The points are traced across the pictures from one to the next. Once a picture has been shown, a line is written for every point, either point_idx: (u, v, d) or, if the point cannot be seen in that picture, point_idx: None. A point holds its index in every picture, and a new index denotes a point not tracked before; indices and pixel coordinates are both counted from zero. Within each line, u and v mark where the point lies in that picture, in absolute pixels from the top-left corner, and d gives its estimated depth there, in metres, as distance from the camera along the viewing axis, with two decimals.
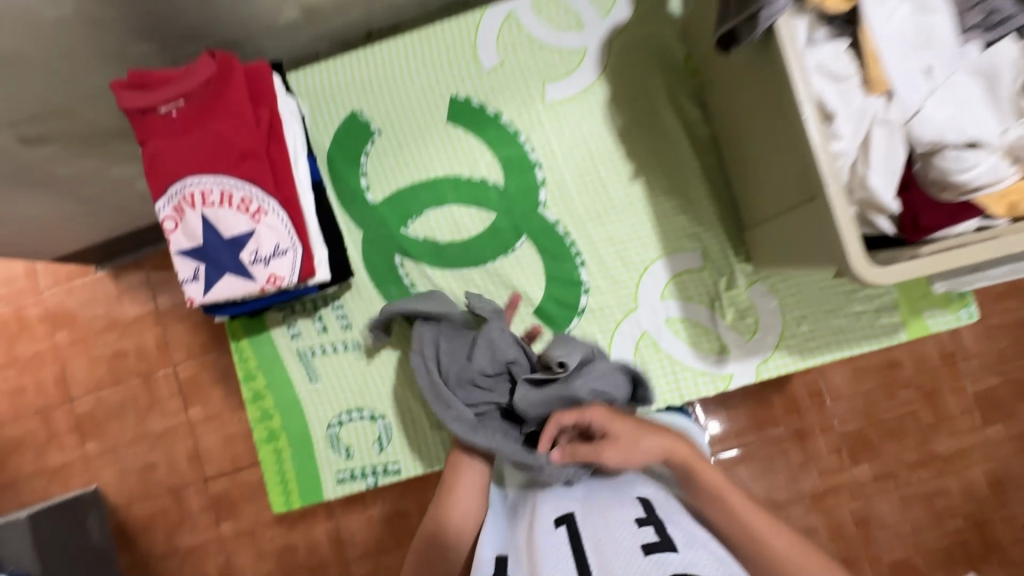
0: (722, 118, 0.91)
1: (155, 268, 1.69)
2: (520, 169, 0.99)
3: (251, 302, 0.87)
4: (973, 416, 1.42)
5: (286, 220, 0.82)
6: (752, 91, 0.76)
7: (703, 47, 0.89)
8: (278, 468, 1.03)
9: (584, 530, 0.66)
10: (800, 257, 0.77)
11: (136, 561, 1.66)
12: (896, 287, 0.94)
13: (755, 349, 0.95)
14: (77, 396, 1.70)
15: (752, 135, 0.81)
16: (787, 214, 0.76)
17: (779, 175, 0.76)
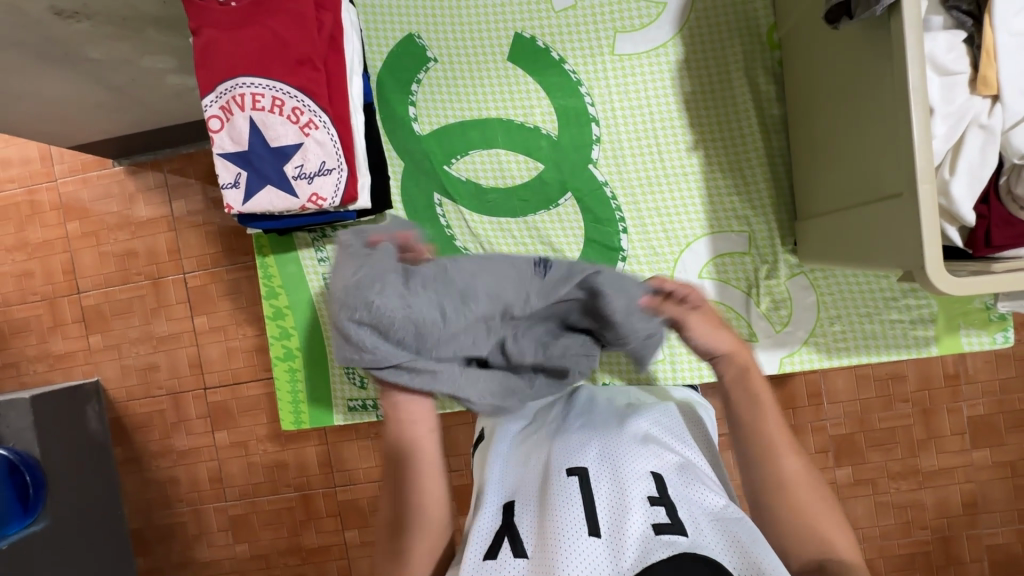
0: (797, 99, 0.86)
1: (173, 171, 1.65)
2: (575, 123, 0.95)
3: (286, 219, 0.85)
4: (963, 438, 1.43)
5: (336, 140, 0.79)
6: (842, 74, 0.72)
7: (793, 19, 0.84)
8: (291, 387, 1.04)
9: (599, 492, 0.62)
10: (852, 255, 0.75)
11: (130, 455, 1.71)
12: (936, 300, 0.92)
13: (784, 341, 0.95)
14: (85, 288, 1.70)
15: (830, 121, 0.77)
16: (850, 210, 0.74)
17: (851, 168, 0.73)
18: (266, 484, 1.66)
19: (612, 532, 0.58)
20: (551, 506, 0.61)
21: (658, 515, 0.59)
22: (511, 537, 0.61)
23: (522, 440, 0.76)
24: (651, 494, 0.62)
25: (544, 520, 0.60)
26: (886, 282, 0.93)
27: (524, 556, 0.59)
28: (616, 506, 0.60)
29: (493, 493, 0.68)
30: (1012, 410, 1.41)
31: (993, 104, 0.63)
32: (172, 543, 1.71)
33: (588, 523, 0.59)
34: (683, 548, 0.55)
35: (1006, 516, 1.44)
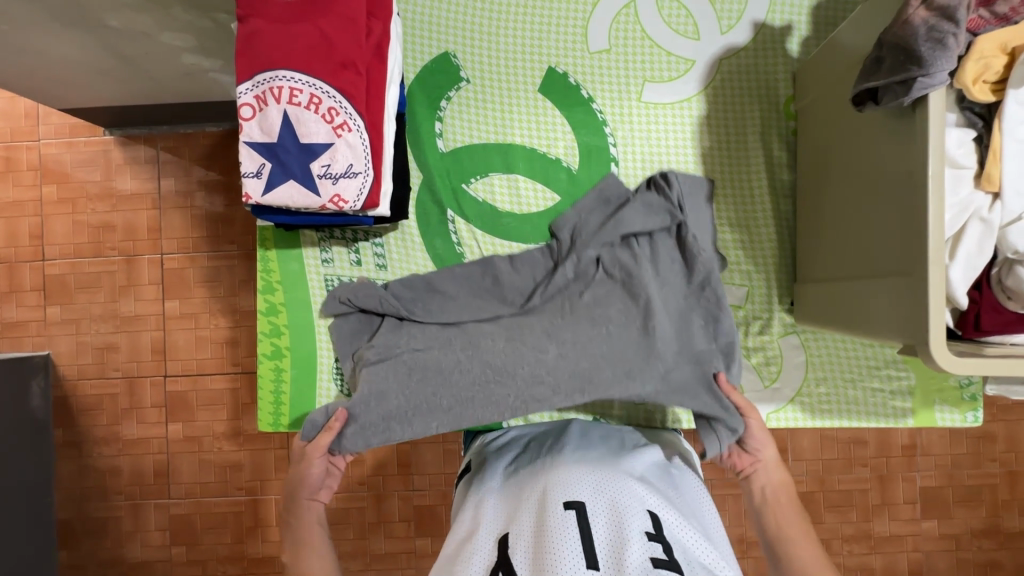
0: (808, 168, 0.91)
1: (167, 149, 1.60)
2: (596, 159, 0.98)
3: (302, 217, 0.83)
4: (915, 507, 1.49)
5: (366, 145, 0.79)
6: (857, 153, 0.77)
7: (811, 93, 0.90)
8: (273, 386, 1.00)
9: (597, 525, 0.61)
10: (849, 324, 0.79)
11: (71, 438, 1.60)
12: (915, 371, 0.97)
13: (770, 397, 0.97)
14: (51, 256, 1.61)
15: (838, 196, 0.82)
16: (849, 282, 0.78)
17: (856, 242, 0.78)
18: (216, 484, 1.57)
19: (609, 568, 0.57)
20: (548, 539, 0.59)
21: (655, 550, 0.59)
22: (505, 568, 0.59)
23: (518, 471, 0.76)
24: (648, 529, 0.62)
25: (541, 550, 0.59)
26: (872, 350, 0.97)
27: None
28: (614, 539, 0.60)
29: (486, 529, 0.66)
30: (960, 485, 1.48)
31: (993, 200, 0.68)
32: (102, 539, 1.60)
33: (585, 555, 0.57)
34: None
35: None
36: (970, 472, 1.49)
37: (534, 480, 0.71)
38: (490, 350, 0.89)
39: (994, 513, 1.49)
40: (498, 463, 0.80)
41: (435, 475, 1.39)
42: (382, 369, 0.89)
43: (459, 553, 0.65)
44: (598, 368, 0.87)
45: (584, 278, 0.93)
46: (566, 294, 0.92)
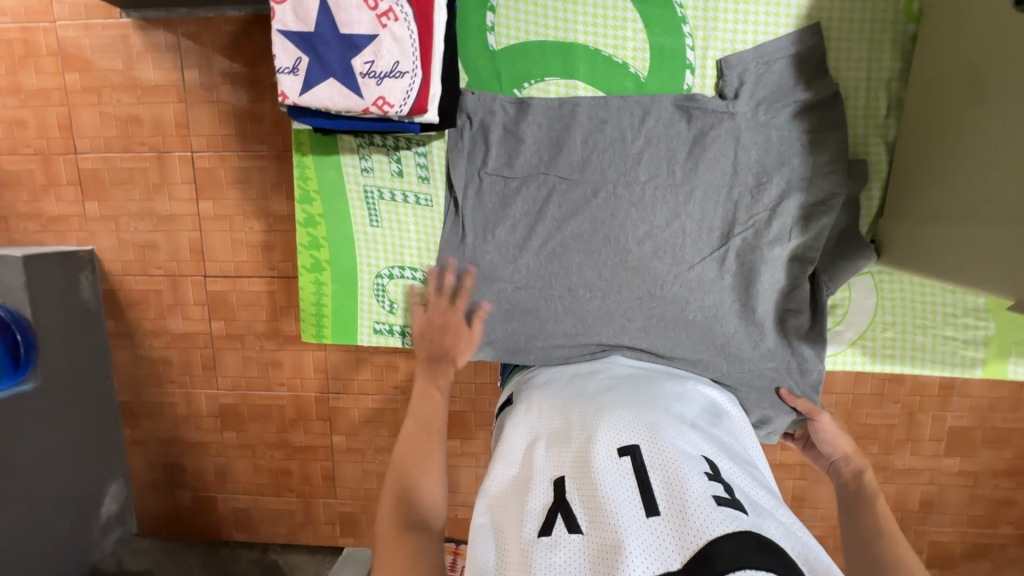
0: (927, 125, 0.89)
1: (188, 35, 1.50)
2: (669, 61, 0.96)
3: (343, 121, 0.87)
4: (939, 444, 1.49)
5: (414, 39, 0.82)
6: (1015, 92, 0.74)
7: (933, 57, 0.88)
8: (316, 297, 1.10)
9: (653, 466, 0.62)
10: (975, 276, 0.78)
11: (123, 329, 1.68)
12: (995, 323, 1.02)
13: (836, 335, 1.05)
14: (83, 150, 1.58)
15: (980, 130, 0.80)
16: (993, 223, 0.76)
17: (1019, 173, 0.73)
18: (259, 379, 1.67)
19: (671, 507, 0.57)
20: (604, 487, 0.60)
21: (716, 489, 0.60)
22: (564, 512, 0.59)
23: (569, 410, 0.75)
24: (705, 471, 0.62)
25: (596, 496, 0.59)
26: (953, 297, 1.02)
27: (580, 532, 0.56)
28: (672, 480, 0.60)
29: (540, 469, 0.66)
30: (992, 427, 1.47)
31: None
32: (160, 421, 1.74)
33: (644, 503, 0.58)
34: (743, 525, 0.55)
35: (955, 518, 1.53)
36: (1005, 415, 1.46)
37: (584, 420, 0.71)
38: (626, 264, 0.97)
39: (1020, 455, 1.48)
40: (542, 397, 0.80)
41: (467, 384, 1.42)
42: (485, 293, 1.01)
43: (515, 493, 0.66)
44: (692, 295, 0.97)
45: (699, 242, 0.96)
46: (676, 245, 0.96)
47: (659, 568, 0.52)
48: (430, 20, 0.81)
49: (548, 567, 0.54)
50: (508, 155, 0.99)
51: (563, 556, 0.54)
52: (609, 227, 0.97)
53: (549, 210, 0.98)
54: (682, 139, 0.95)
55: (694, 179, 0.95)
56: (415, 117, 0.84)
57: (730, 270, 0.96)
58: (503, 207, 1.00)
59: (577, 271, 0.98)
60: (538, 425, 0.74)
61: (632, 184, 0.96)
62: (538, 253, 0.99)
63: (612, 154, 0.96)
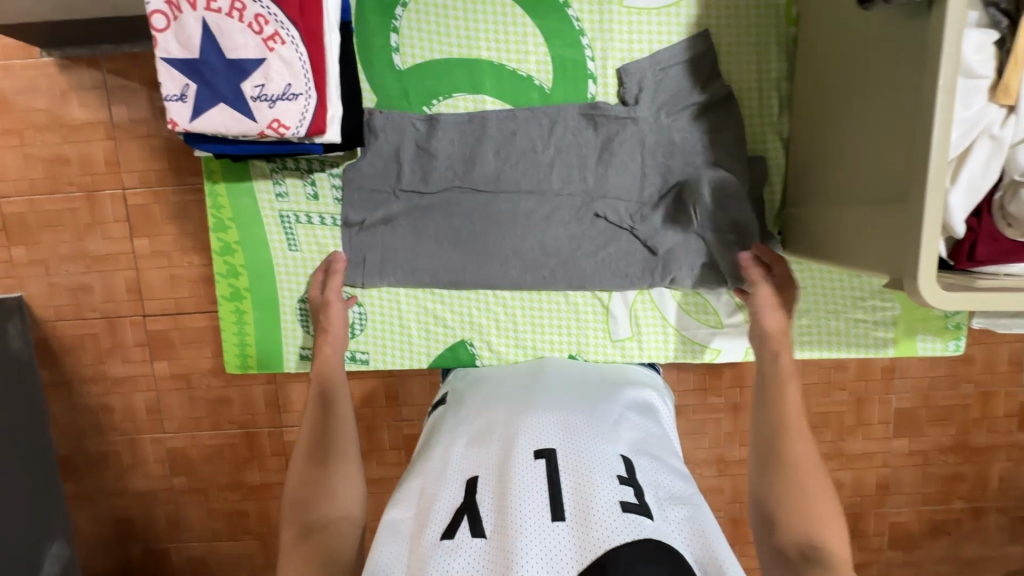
0: (811, 118, 0.95)
1: (113, 71, 1.47)
2: (572, 72, 1.02)
3: (243, 144, 0.91)
4: (887, 427, 1.54)
5: (304, 61, 0.87)
6: (870, 82, 0.80)
7: (814, 53, 0.94)
8: (238, 327, 1.12)
9: (566, 471, 0.62)
10: (849, 257, 0.84)
11: (59, 378, 1.60)
12: (900, 304, 1.09)
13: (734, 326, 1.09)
14: (7, 193, 1.52)
15: (850, 119, 0.85)
16: (858, 208, 0.82)
17: (876, 160, 0.78)
18: (208, 419, 1.60)
19: (577, 512, 0.57)
20: (513, 488, 0.60)
21: (626, 495, 0.60)
22: (470, 515, 0.59)
23: (490, 412, 0.76)
24: (619, 475, 0.63)
25: (504, 499, 0.59)
26: (860, 282, 1.08)
27: (482, 535, 0.56)
28: (583, 484, 0.61)
29: (454, 468, 0.67)
30: (933, 405, 1.52)
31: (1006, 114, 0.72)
32: (103, 471, 1.65)
33: (552, 506, 0.58)
34: (646, 532, 0.55)
35: (910, 498, 1.58)
36: (945, 394, 1.52)
37: (505, 425, 0.71)
38: (549, 263, 1.04)
39: (963, 430, 1.54)
40: (469, 402, 0.81)
41: (421, 406, 1.39)
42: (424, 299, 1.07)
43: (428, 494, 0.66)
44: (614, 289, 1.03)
45: (613, 239, 1.02)
46: (592, 243, 1.03)
47: None
48: (320, 41, 0.87)
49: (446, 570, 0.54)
50: (423, 171, 1.02)
51: (462, 560, 0.54)
52: (530, 230, 1.03)
53: (468, 219, 1.03)
54: (591, 146, 1.00)
55: (602, 181, 1.00)
56: (315, 136, 0.89)
57: (647, 263, 1.02)
58: (423, 220, 1.03)
59: (505, 273, 1.04)
60: (462, 426, 0.74)
61: (546, 192, 1.02)
62: (465, 260, 1.04)
63: (523, 163, 1.01)
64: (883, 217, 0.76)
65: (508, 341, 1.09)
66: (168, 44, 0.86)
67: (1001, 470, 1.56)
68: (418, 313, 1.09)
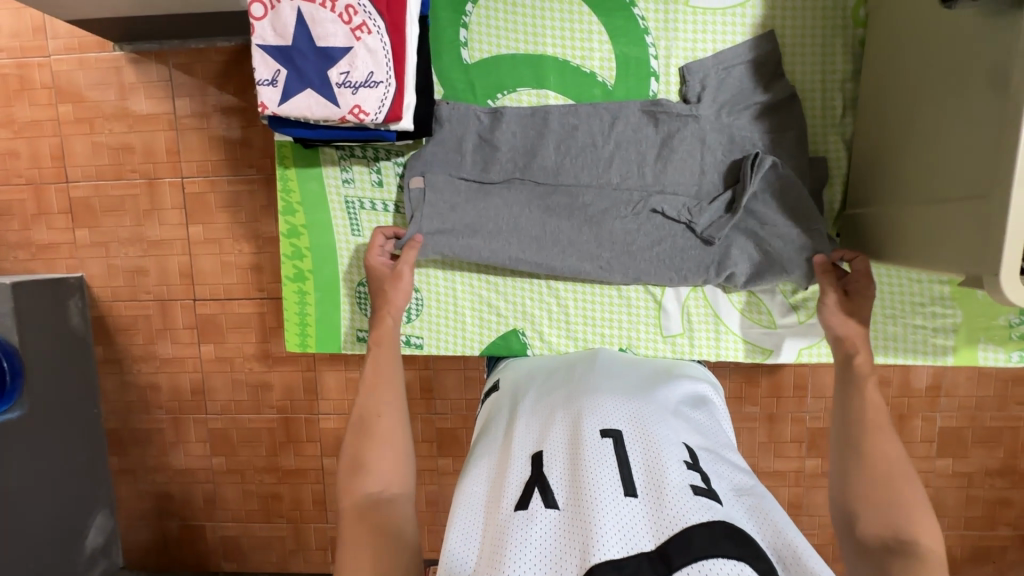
0: (878, 121, 0.95)
1: (179, 66, 1.54)
2: (634, 70, 1.04)
3: (323, 130, 0.96)
4: (931, 446, 1.49)
5: (387, 50, 0.91)
6: (946, 82, 0.80)
7: (885, 55, 0.94)
8: (299, 307, 1.17)
9: (634, 453, 0.65)
10: (918, 259, 0.84)
11: (112, 356, 1.68)
12: (963, 311, 1.07)
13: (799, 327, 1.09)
14: (75, 178, 1.61)
15: (923, 120, 0.85)
16: (930, 207, 0.81)
17: (953, 159, 0.78)
18: (249, 402, 1.66)
19: (649, 492, 0.60)
20: (584, 465, 0.62)
21: (694, 479, 0.62)
22: (541, 487, 0.62)
23: (552, 399, 0.79)
24: (685, 460, 0.65)
25: (576, 477, 0.62)
26: (921, 287, 1.07)
27: (555, 507, 0.59)
28: (653, 467, 0.63)
29: (521, 446, 0.69)
30: (981, 427, 1.47)
31: None
32: (149, 447, 1.71)
33: (624, 485, 0.60)
34: (718, 514, 0.57)
35: (952, 521, 1.52)
36: (994, 415, 1.47)
37: (570, 409, 0.74)
38: (605, 257, 1.05)
39: (1012, 454, 1.48)
40: (528, 390, 0.84)
41: (457, 400, 1.40)
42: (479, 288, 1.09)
43: (495, 468, 0.69)
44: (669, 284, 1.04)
45: (671, 234, 1.03)
46: (650, 238, 1.03)
47: (633, 548, 0.54)
48: (402, 32, 0.90)
49: (523, 538, 0.56)
50: (484, 161, 1.06)
51: (539, 526, 0.57)
52: (588, 223, 1.04)
53: (527, 210, 1.05)
54: (651, 143, 1.02)
55: (662, 177, 1.02)
56: (390, 123, 0.93)
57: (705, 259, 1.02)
58: (482, 210, 1.05)
59: (560, 265, 1.06)
60: (526, 410, 0.77)
61: (604, 186, 1.04)
62: (523, 251, 1.06)
63: (584, 157, 1.04)
64: (960, 216, 0.75)
65: (560, 332, 1.11)
66: (265, 34, 0.92)
67: None
68: (473, 300, 1.12)
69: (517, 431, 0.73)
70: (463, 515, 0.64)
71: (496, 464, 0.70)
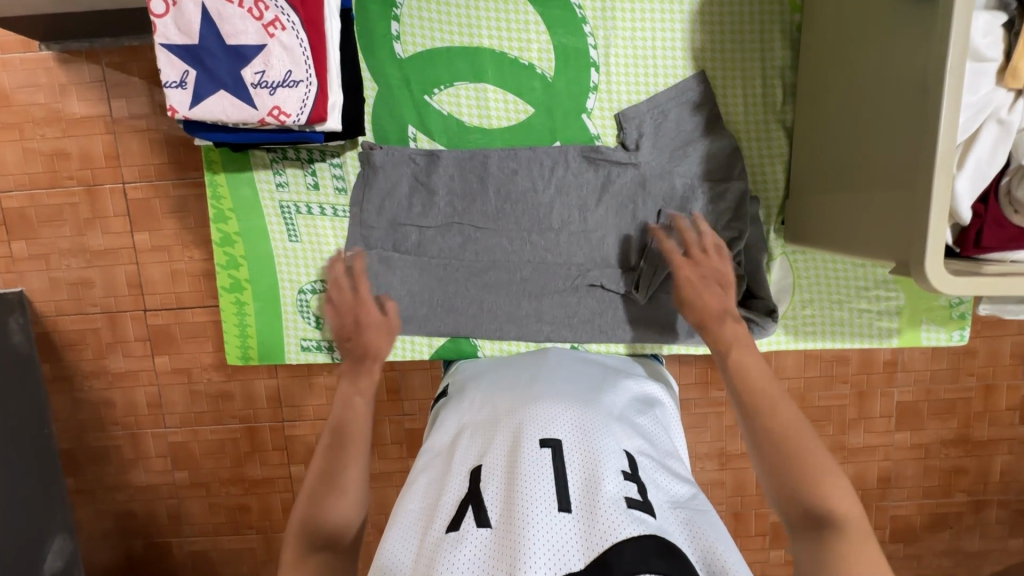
0: (812, 114, 0.96)
1: (112, 65, 1.46)
2: (573, 60, 1.02)
3: (242, 133, 0.92)
4: (889, 420, 1.53)
5: (304, 48, 0.87)
6: (870, 78, 0.81)
7: (815, 96, 0.95)
8: (239, 318, 1.13)
9: (572, 465, 0.66)
10: (851, 249, 0.86)
11: (60, 373, 1.60)
12: (905, 293, 1.09)
13: (785, 290, 1.09)
14: (7, 188, 1.51)
15: (852, 115, 0.86)
16: (862, 196, 0.83)
17: (881, 150, 0.79)
18: (209, 414, 1.60)
19: (582, 506, 0.60)
20: (520, 478, 0.63)
21: (629, 491, 0.64)
22: (475, 506, 0.62)
23: (492, 405, 0.79)
24: (623, 470, 0.66)
25: (514, 492, 0.62)
26: (864, 271, 1.08)
27: (487, 525, 0.59)
28: (589, 477, 0.64)
29: (460, 462, 0.70)
30: (937, 400, 1.51)
31: (1012, 96, 0.73)
32: (105, 465, 1.65)
33: (559, 499, 0.61)
34: (650, 527, 0.59)
35: (912, 491, 1.57)
36: (948, 388, 1.51)
37: (508, 415, 0.74)
38: (552, 266, 1.05)
39: (965, 423, 1.54)
40: (472, 393, 0.84)
41: (423, 400, 1.38)
42: (430, 314, 1.08)
43: (435, 483, 0.69)
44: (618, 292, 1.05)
45: (613, 239, 1.04)
46: (594, 244, 1.04)
47: (562, 567, 0.54)
48: (322, 28, 0.87)
49: (452, 559, 0.56)
50: (423, 206, 1.05)
51: (468, 548, 0.57)
52: (532, 242, 1.05)
53: (471, 232, 1.05)
54: (591, 186, 1.03)
55: (603, 195, 1.03)
56: (315, 125, 0.90)
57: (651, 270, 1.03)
58: (423, 252, 1.06)
59: (507, 283, 1.06)
60: (469, 421, 0.77)
61: (546, 231, 1.04)
62: (468, 269, 1.06)
63: (526, 177, 1.03)
64: (890, 211, 0.76)
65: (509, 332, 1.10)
66: (169, 30, 0.87)
67: (1004, 464, 1.56)
68: None
69: (458, 445, 0.73)
70: (399, 533, 0.64)
71: (436, 477, 0.70)
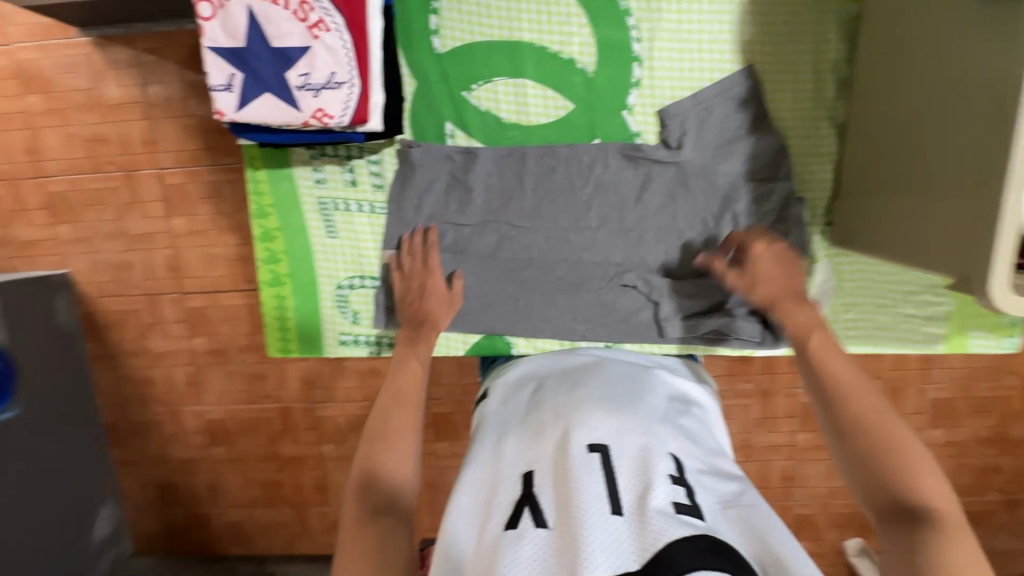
0: (869, 112, 0.93)
1: (147, 50, 1.48)
2: (615, 54, 0.99)
3: (287, 134, 0.94)
4: (922, 417, 1.50)
5: (347, 48, 0.87)
6: (940, 79, 0.78)
7: (871, 94, 0.92)
8: (278, 312, 1.15)
9: (621, 470, 0.67)
10: (909, 254, 0.83)
11: (104, 351, 1.67)
12: (953, 300, 1.06)
13: (828, 291, 1.06)
14: (51, 172, 1.56)
15: (914, 117, 0.83)
16: (925, 198, 0.80)
17: (949, 153, 0.76)
18: (244, 393, 1.66)
19: (636, 509, 0.62)
20: (573, 479, 0.65)
21: (678, 494, 0.64)
22: (532, 506, 0.64)
23: (534, 411, 0.80)
24: (671, 473, 0.67)
25: (569, 494, 0.63)
26: (911, 276, 1.05)
27: (544, 526, 0.62)
28: (640, 482, 0.65)
29: (511, 465, 0.71)
30: (975, 398, 1.47)
31: None
32: (148, 439, 1.73)
33: (612, 502, 0.63)
34: (701, 530, 0.60)
35: None
36: (988, 386, 1.47)
37: (552, 419, 0.76)
38: (590, 265, 1.05)
39: (1003, 422, 1.49)
40: (512, 397, 0.86)
41: (451, 386, 1.40)
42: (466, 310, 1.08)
43: (485, 485, 0.71)
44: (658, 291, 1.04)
45: (653, 239, 1.03)
46: (633, 244, 1.04)
47: (620, 567, 0.57)
48: (364, 26, 0.87)
49: (512, 557, 0.59)
50: (460, 203, 1.05)
51: (529, 547, 0.60)
52: (571, 240, 1.05)
53: (510, 228, 1.05)
54: (632, 184, 1.02)
55: (643, 192, 1.02)
56: (358, 125, 0.90)
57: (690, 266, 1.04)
58: (461, 249, 1.06)
59: (545, 279, 1.07)
60: (512, 426, 0.78)
61: (584, 228, 1.04)
62: (507, 266, 1.06)
63: (569, 173, 1.03)
64: (959, 217, 0.74)
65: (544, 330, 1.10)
66: (216, 32, 0.88)
67: None
68: None
69: (505, 448, 0.75)
70: (457, 526, 0.67)
71: (487, 477, 0.72)
